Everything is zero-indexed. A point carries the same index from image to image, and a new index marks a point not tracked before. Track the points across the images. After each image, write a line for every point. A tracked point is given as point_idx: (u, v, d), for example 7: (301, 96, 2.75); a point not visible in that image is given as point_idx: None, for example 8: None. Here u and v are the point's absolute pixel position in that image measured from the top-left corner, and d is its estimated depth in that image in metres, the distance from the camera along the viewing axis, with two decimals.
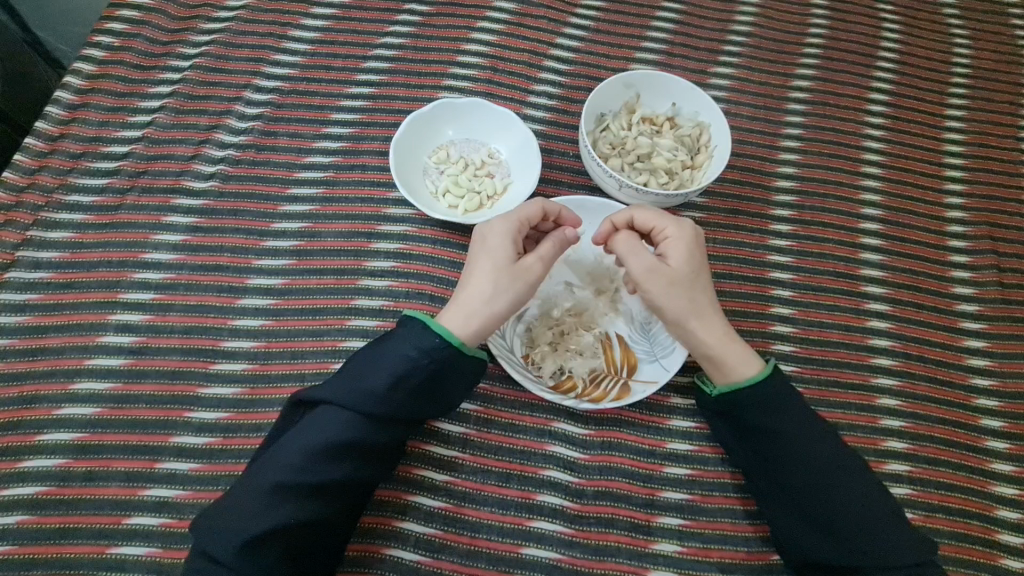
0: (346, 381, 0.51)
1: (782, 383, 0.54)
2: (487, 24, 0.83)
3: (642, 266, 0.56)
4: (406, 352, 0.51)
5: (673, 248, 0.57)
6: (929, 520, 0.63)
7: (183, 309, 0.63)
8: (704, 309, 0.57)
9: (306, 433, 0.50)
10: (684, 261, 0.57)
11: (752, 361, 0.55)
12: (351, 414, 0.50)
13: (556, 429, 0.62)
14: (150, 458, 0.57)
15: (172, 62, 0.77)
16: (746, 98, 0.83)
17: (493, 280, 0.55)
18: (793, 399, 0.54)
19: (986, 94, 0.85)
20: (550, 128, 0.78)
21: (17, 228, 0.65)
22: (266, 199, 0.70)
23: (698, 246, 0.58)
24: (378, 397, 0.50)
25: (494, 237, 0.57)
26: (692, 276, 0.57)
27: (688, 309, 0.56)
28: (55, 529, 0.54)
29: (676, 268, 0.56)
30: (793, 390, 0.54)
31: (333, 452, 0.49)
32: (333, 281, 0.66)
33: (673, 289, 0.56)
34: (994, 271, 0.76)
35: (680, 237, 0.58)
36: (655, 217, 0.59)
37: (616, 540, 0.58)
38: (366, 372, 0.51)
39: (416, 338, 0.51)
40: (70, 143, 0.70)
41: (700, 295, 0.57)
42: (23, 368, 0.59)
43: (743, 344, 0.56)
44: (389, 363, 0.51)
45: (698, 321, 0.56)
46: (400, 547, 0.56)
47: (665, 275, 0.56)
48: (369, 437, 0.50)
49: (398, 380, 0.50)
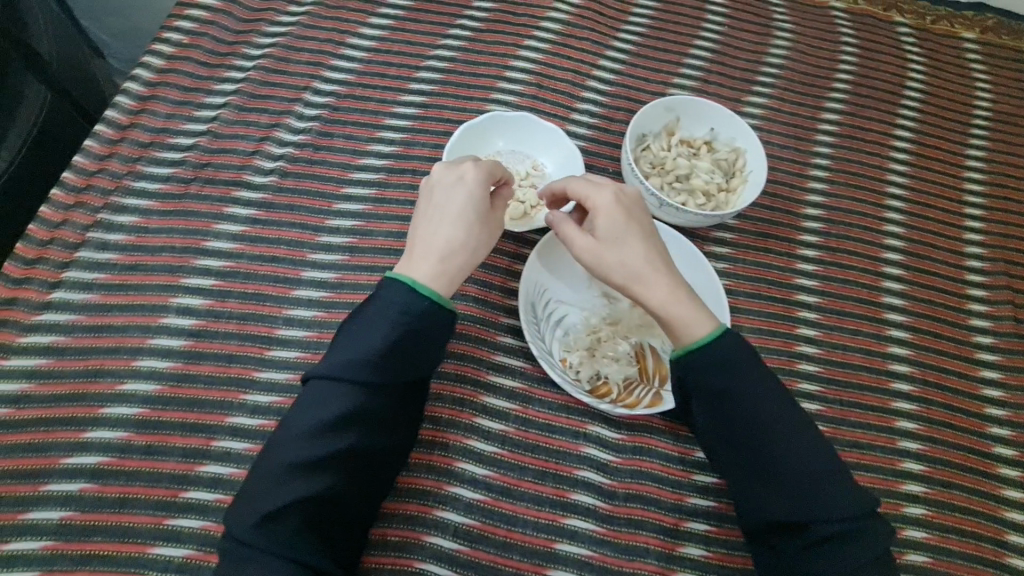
0: (336, 354, 0.53)
1: (727, 342, 0.54)
2: (534, 42, 0.87)
3: (580, 241, 0.59)
4: (392, 315, 0.53)
5: (599, 217, 0.59)
6: (942, 541, 0.66)
7: (241, 296, 0.66)
8: (646, 269, 0.57)
9: (308, 408, 0.52)
10: (611, 227, 0.58)
11: (699, 317, 0.55)
12: (344, 381, 0.52)
13: (590, 432, 0.64)
14: (206, 436, 0.59)
15: (237, 61, 0.80)
16: (777, 127, 0.87)
17: (470, 237, 0.59)
18: (742, 356, 0.54)
19: (1005, 137, 0.89)
20: (591, 145, 0.81)
21: (87, 210, 0.68)
22: (321, 197, 0.73)
23: (623, 207, 0.59)
24: (369, 361, 0.52)
25: (465, 195, 0.60)
26: (619, 241, 0.58)
27: (625, 272, 0.57)
28: (115, 499, 0.56)
29: (602, 236, 0.58)
30: (744, 346, 0.54)
31: (334, 420, 0.51)
32: (383, 278, 0.69)
33: (607, 253, 0.58)
34: (1010, 306, 0.79)
35: (604, 202, 0.59)
36: (581, 187, 0.61)
37: (645, 541, 0.61)
38: (356, 341, 0.53)
39: (397, 300, 0.54)
40: (139, 132, 0.74)
41: (635, 254, 0.57)
42: (89, 344, 0.62)
43: (689, 298, 0.56)
44: (376, 327, 0.53)
45: (639, 282, 0.57)
46: (439, 535, 0.59)
47: (597, 244, 0.58)
48: (367, 401, 0.52)
49: (386, 341, 0.53)
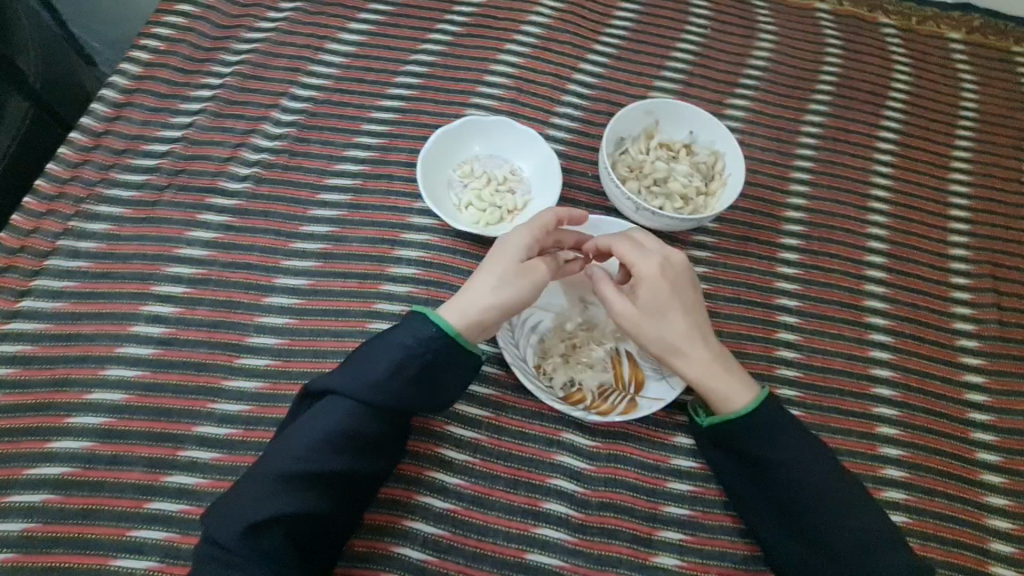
0: (349, 372, 0.54)
1: (772, 413, 0.57)
2: (514, 46, 0.86)
3: (620, 306, 0.59)
4: (405, 343, 0.54)
5: (643, 286, 0.59)
6: (925, 549, 0.65)
7: (212, 303, 0.66)
8: (687, 345, 0.59)
9: (307, 422, 0.52)
10: (654, 297, 0.59)
11: (734, 388, 0.58)
12: (349, 403, 0.52)
13: (564, 439, 0.64)
14: (172, 445, 0.59)
15: (214, 68, 0.80)
16: (759, 130, 0.86)
17: (500, 275, 0.57)
18: (790, 427, 0.56)
19: (991, 138, 0.88)
20: (570, 149, 0.81)
21: (59, 218, 0.68)
22: (296, 203, 0.73)
23: (667, 277, 0.59)
24: (375, 386, 0.52)
25: (512, 239, 0.59)
26: (664, 314, 0.59)
27: (663, 345, 0.59)
28: (78, 510, 0.56)
29: (644, 306, 0.59)
30: (788, 415, 0.57)
31: (331, 439, 0.51)
32: (356, 285, 0.69)
33: (647, 325, 0.59)
34: (995, 309, 0.78)
35: (649, 271, 0.59)
36: (628, 250, 0.60)
37: (618, 551, 0.60)
38: (365, 363, 0.54)
39: (414, 329, 0.54)
40: (113, 139, 0.73)
41: (675, 327, 0.59)
42: (57, 352, 0.61)
43: (728, 375, 0.58)
44: (388, 353, 0.53)
45: (678, 356, 0.59)
46: (408, 546, 0.58)
47: (637, 312, 0.59)
48: (366, 423, 0.52)
49: (397, 370, 0.53)
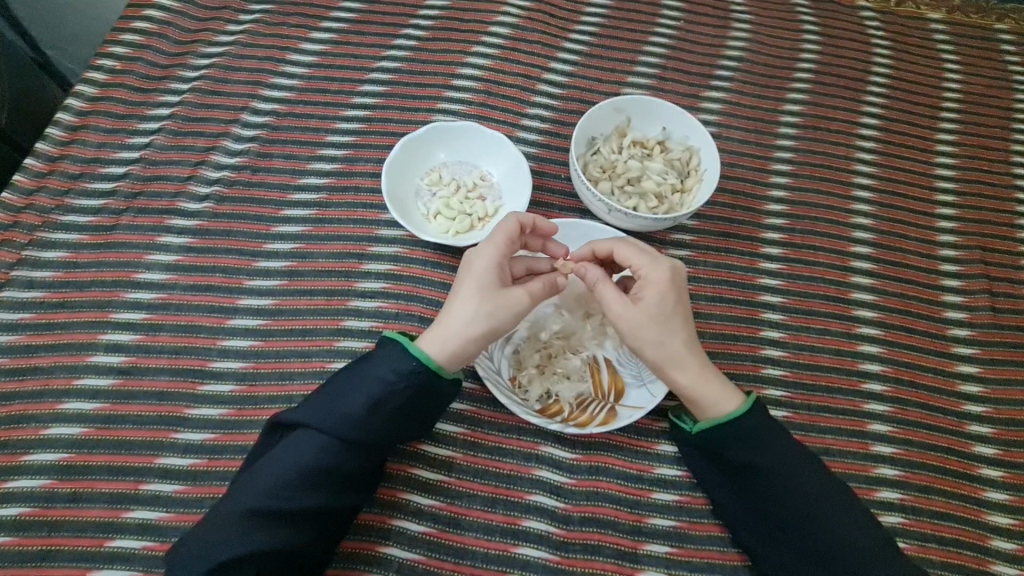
0: (324, 403, 0.51)
1: (758, 417, 0.55)
2: (482, 48, 0.84)
3: (620, 306, 0.56)
4: (385, 376, 0.52)
5: (649, 289, 0.56)
6: (922, 550, 0.62)
7: (174, 329, 0.64)
8: (683, 351, 0.56)
9: (282, 457, 0.50)
10: (658, 302, 0.56)
11: (731, 399, 0.55)
12: (327, 438, 0.50)
13: (543, 453, 0.61)
14: (134, 479, 0.57)
15: (172, 85, 0.78)
16: (737, 122, 0.84)
17: (476, 304, 0.54)
18: (774, 434, 0.54)
19: (976, 119, 0.86)
20: (542, 151, 0.78)
21: (13, 248, 0.66)
22: (259, 220, 0.70)
23: (675, 286, 0.57)
24: (355, 421, 0.50)
25: (480, 261, 0.56)
26: (665, 319, 0.56)
27: (662, 352, 0.56)
28: (36, 551, 0.54)
29: (648, 311, 0.56)
30: (772, 422, 0.55)
31: (307, 476, 0.49)
32: (323, 302, 0.67)
33: (648, 330, 0.55)
34: (987, 296, 0.75)
35: (656, 277, 0.57)
36: (632, 255, 0.58)
37: (602, 568, 0.58)
38: (343, 395, 0.51)
39: (395, 361, 0.52)
40: (68, 164, 0.71)
41: (676, 337, 0.56)
42: (13, 388, 0.60)
43: (721, 382, 0.56)
44: (368, 386, 0.51)
45: (675, 365, 0.56)
46: (382, 573, 0.56)
47: (640, 315, 0.55)
48: (344, 459, 0.50)
49: (377, 404, 0.51)
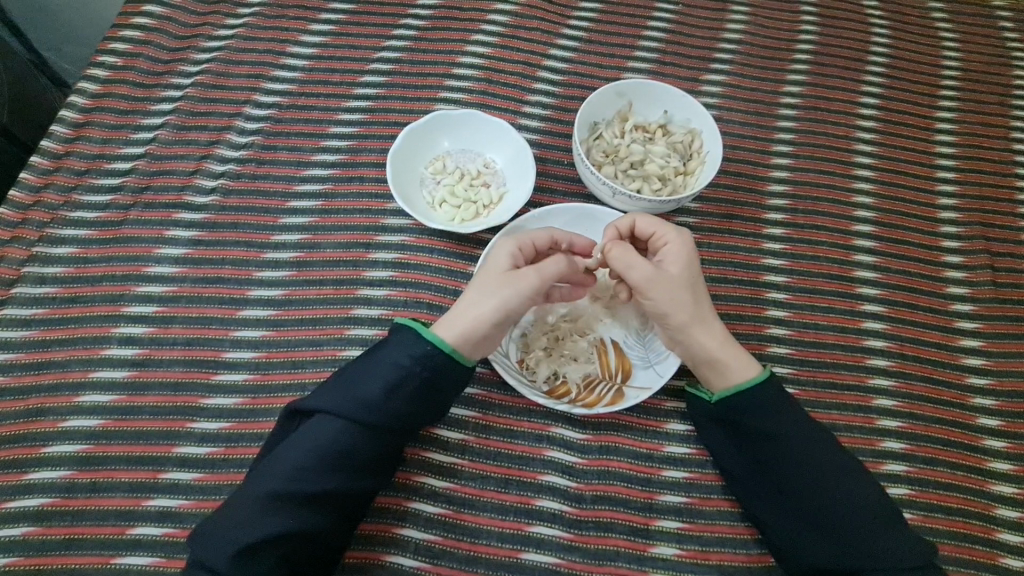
0: (342, 390, 0.52)
1: (779, 387, 0.55)
2: (481, 36, 0.84)
3: (647, 271, 0.56)
4: (402, 362, 0.52)
5: (673, 252, 0.58)
6: (928, 520, 0.63)
7: (185, 321, 0.65)
8: (707, 316, 0.57)
9: (302, 442, 0.50)
10: (684, 268, 0.57)
11: (751, 364, 0.56)
12: (344, 423, 0.51)
13: (554, 434, 0.62)
14: (153, 468, 0.59)
15: (173, 80, 0.78)
16: (737, 105, 0.84)
17: (483, 289, 0.56)
18: (790, 404, 0.55)
19: (976, 96, 0.86)
20: (545, 137, 0.79)
21: (23, 244, 0.67)
22: (266, 212, 0.71)
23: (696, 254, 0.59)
24: (373, 406, 0.51)
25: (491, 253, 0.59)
26: (693, 281, 0.58)
27: (692, 313, 0.57)
28: (60, 540, 0.56)
29: (678, 271, 0.57)
30: (788, 392, 0.56)
31: (328, 461, 0.49)
32: (332, 291, 0.67)
33: (680, 291, 0.57)
34: (988, 271, 0.76)
35: (679, 243, 0.59)
36: (653, 224, 0.60)
37: (615, 544, 0.59)
38: (362, 381, 0.52)
39: (409, 347, 0.53)
40: (74, 160, 0.72)
41: (702, 299, 0.58)
42: (28, 382, 0.61)
43: (742, 350, 0.57)
44: (384, 372, 0.52)
45: (704, 327, 0.57)
46: (400, 554, 0.57)
47: (669, 277, 0.57)
48: (361, 444, 0.51)
49: (395, 389, 0.52)
